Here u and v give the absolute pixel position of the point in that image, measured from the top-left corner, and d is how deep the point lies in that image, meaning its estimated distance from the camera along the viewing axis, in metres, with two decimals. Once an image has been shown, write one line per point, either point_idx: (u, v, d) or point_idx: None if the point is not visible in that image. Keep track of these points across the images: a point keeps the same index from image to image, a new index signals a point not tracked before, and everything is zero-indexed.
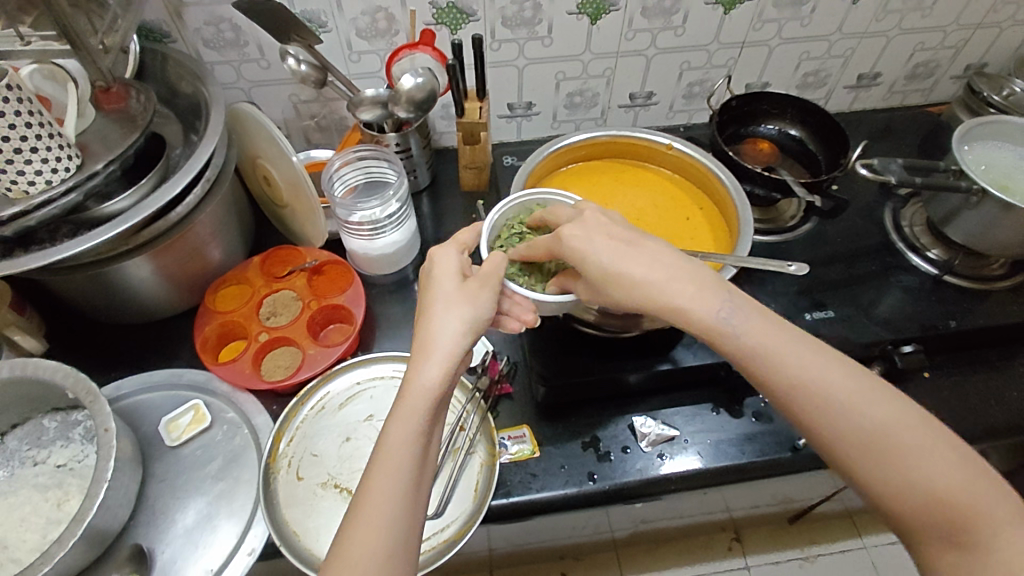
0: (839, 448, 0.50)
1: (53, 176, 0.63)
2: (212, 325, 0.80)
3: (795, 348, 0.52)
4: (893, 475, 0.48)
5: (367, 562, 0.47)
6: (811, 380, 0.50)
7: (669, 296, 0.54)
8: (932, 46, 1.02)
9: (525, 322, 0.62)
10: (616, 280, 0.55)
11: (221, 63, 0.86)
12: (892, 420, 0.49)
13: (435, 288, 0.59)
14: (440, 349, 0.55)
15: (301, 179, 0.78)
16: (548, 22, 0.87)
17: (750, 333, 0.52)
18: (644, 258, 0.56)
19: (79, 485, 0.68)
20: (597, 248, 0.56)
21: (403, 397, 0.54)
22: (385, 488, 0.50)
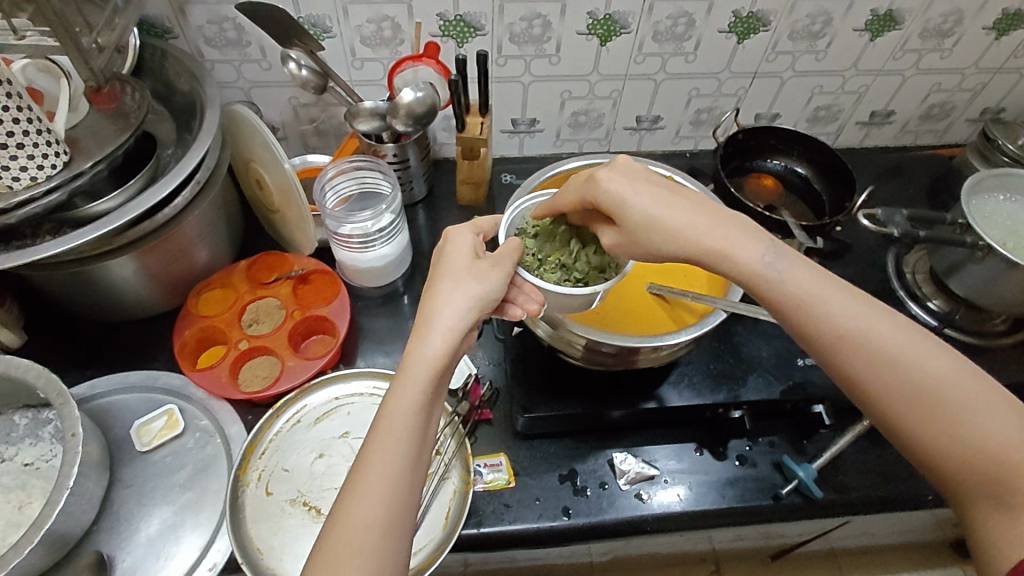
0: (884, 401, 0.49)
1: (38, 172, 0.61)
2: (191, 331, 0.79)
3: (842, 299, 0.51)
4: (940, 429, 0.47)
5: (366, 533, 0.47)
6: (859, 330, 0.50)
7: (709, 243, 0.54)
8: (949, 87, 0.99)
9: (529, 311, 0.60)
10: (652, 225, 0.55)
11: (221, 62, 0.85)
12: (945, 375, 0.48)
13: (448, 263, 0.59)
14: (442, 322, 0.55)
15: (292, 187, 0.77)
16: (557, 40, 0.85)
17: (795, 280, 0.52)
18: (683, 205, 0.56)
19: (43, 488, 0.68)
20: (636, 198, 0.56)
21: (404, 368, 0.53)
22: (388, 455, 0.49)
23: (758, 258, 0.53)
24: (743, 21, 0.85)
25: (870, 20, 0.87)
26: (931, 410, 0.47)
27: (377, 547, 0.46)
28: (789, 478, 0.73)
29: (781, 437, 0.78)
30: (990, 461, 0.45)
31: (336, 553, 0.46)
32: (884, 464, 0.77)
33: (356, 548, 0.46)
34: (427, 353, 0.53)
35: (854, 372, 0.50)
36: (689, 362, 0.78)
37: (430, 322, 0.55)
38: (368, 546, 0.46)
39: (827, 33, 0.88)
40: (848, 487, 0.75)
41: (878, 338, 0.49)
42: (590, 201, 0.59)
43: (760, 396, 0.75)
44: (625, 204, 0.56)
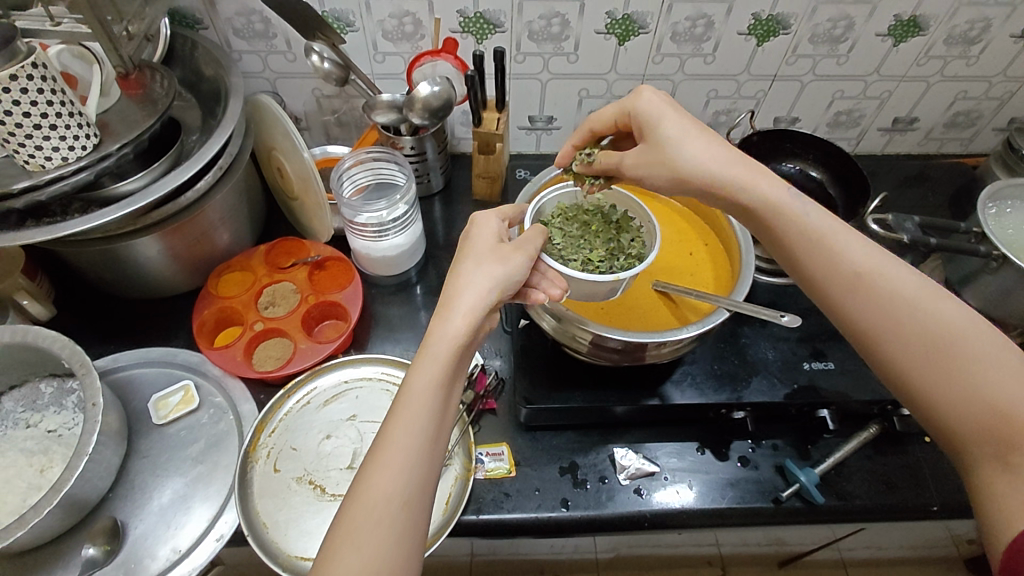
0: (892, 347, 0.51)
1: (69, 153, 0.65)
2: (210, 311, 0.82)
3: (859, 245, 0.55)
4: (940, 376, 0.49)
5: (381, 504, 0.47)
6: (871, 274, 0.53)
7: (729, 179, 0.60)
8: (975, 95, 0.98)
9: (551, 296, 0.61)
10: (680, 149, 0.61)
11: (249, 53, 0.88)
12: (956, 326, 0.49)
13: (471, 247, 0.61)
14: (464, 302, 0.55)
15: (311, 175, 0.79)
16: (575, 39, 0.86)
17: (814, 220, 0.57)
18: (712, 142, 0.61)
19: (63, 453, 0.71)
20: (674, 117, 0.62)
21: (427, 346, 0.54)
22: (408, 430, 0.50)
23: (781, 195, 0.58)
24: (762, 24, 0.85)
25: (893, 26, 0.86)
26: (938, 357, 0.49)
27: (398, 517, 0.47)
28: (791, 482, 0.73)
29: (785, 440, 0.78)
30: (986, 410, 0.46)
31: (358, 519, 0.47)
32: (890, 473, 0.76)
33: (378, 520, 0.46)
34: (448, 331, 0.54)
35: (864, 316, 0.53)
36: (694, 361, 0.78)
37: (452, 302, 0.56)
38: (389, 516, 0.47)
39: (849, 37, 0.88)
40: (852, 494, 0.74)
41: (889, 285, 0.52)
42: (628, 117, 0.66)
43: (763, 398, 0.75)
44: (660, 123, 0.63)
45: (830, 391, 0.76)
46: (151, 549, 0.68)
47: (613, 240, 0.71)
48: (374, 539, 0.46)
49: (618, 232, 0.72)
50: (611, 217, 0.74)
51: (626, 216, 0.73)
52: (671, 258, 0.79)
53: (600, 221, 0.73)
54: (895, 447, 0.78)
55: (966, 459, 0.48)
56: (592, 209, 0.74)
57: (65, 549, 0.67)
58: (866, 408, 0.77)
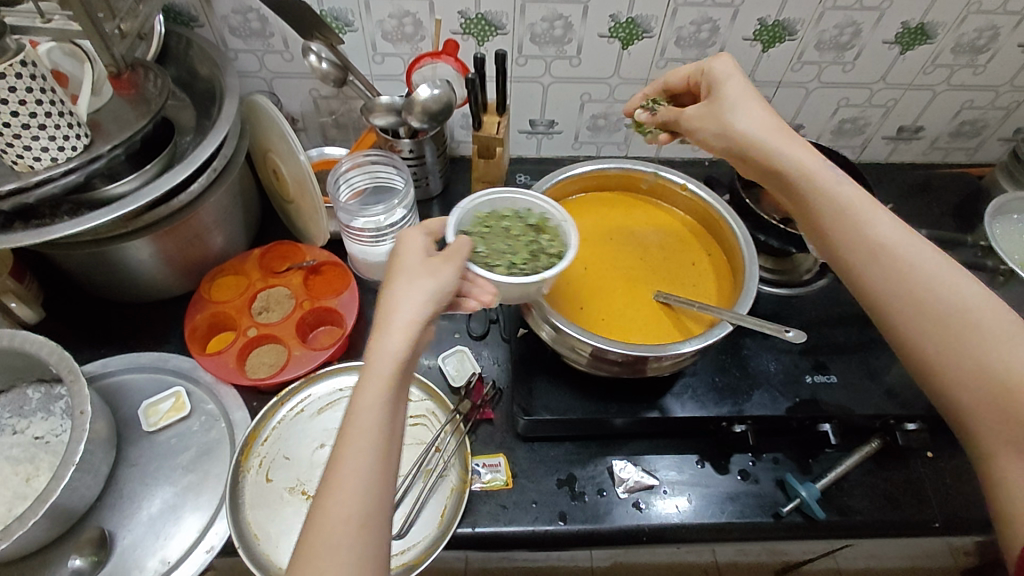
0: (909, 323, 0.52)
1: (58, 154, 0.63)
2: (202, 315, 0.81)
3: (884, 220, 0.56)
4: (958, 352, 0.50)
5: (337, 534, 0.45)
6: (896, 250, 0.54)
7: (773, 143, 0.62)
8: (982, 105, 0.97)
9: (483, 303, 0.59)
10: (734, 111, 0.64)
11: (245, 51, 0.86)
12: (976, 306, 0.50)
13: (399, 262, 0.57)
14: (401, 317, 0.52)
15: (307, 177, 0.77)
16: (578, 42, 0.85)
17: (844, 191, 0.57)
18: (761, 111, 0.64)
19: (50, 462, 0.70)
20: (736, 83, 0.65)
21: (367, 364, 0.51)
22: (358, 453, 0.47)
23: (817, 163, 0.60)
24: (768, 30, 0.84)
25: (900, 33, 0.85)
26: (956, 336, 0.50)
27: (355, 541, 0.45)
28: (791, 496, 0.72)
29: (786, 454, 0.76)
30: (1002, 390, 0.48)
31: (316, 544, 0.45)
32: (892, 488, 0.75)
33: (335, 546, 0.45)
34: (387, 350, 0.51)
35: (884, 291, 0.54)
36: (695, 373, 0.77)
37: (388, 318, 0.52)
38: (347, 541, 0.45)
39: (855, 45, 0.86)
40: (853, 509, 0.73)
41: (912, 262, 0.53)
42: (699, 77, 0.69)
43: (764, 412, 0.74)
44: (724, 85, 0.66)
45: (831, 404, 0.75)
46: (139, 561, 0.66)
47: (533, 242, 0.69)
48: (334, 564, 0.44)
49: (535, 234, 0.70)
50: (529, 222, 0.71)
51: (543, 220, 0.71)
52: (674, 267, 0.78)
53: (519, 226, 0.71)
54: (897, 462, 0.77)
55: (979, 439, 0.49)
56: (510, 215, 0.72)
57: (51, 560, 0.65)
58: (868, 422, 0.76)
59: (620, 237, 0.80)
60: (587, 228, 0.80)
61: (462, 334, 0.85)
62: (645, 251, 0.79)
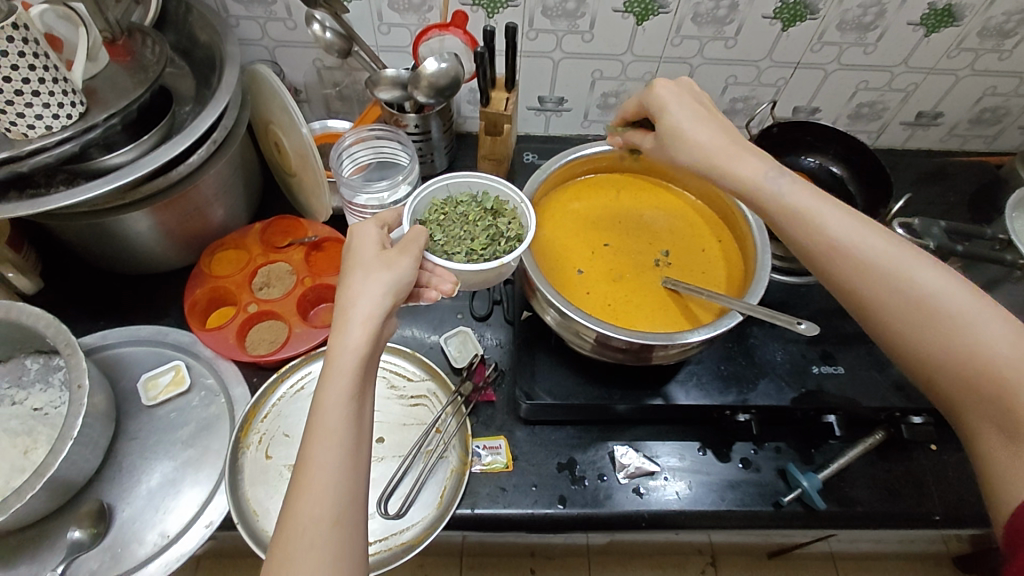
0: (879, 316, 0.53)
1: (53, 122, 0.61)
2: (203, 290, 0.80)
3: (837, 217, 0.55)
4: (934, 341, 0.50)
5: (310, 528, 0.45)
6: (854, 247, 0.54)
7: (720, 161, 0.59)
8: (1005, 92, 0.94)
9: (443, 293, 0.58)
10: (680, 138, 0.61)
11: (247, 18, 0.83)
12: (942, 291, 0.50)
13: (355, 256, 0.56)
14: (359, 311, 0.51)
15: (308, 151, 0.75)
16: (591, 17, 0.82)
17: (790, 198, 0.57)
18: (708, 124, 0.61)
19: (48, 434, 0.69)
20: (677, 105, 0.62)
21: (329, 362, 0.50)
22: (326, 449, 0.47)
23: (762, 175, 0.58)
24: (789, 8, 0.81)
25: (926, 15, 0.82)
26: (925, 323, 0.50)
27: (330, 536, 0.45)
28: (792, 486, 0.72)
29: (789, 443, 0.76)
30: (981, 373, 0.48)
31: (291, 543, 0.44)
32: (893, 480, 0.74)
33: (309, 544, 0.44)
34: (349, 344, 0.50)
35: (850, 288, 0.54)
36: (700, 361, 0.76)
37: (347, 314, 0.52)
38: (321, 537, 0.45)
39: (879, 25, 0.83)
40: (854, 501, 0.72)
41: (870, 256, 0.53)
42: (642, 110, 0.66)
43: (769, 402, 0.73)
44: (666, 112, 0.63)
45: (836, 396, 0.75)
46: (138, 534, 0.66)
47: (492, 225, 0.67)
48: (312, 559, 0.44)
49: (491, 218, 0.68)
50: (485, 204, 0.70)
51: (499, 201, 0.70)
52: (682, 253, 0.76)
53: (476, 209, 0.69)
54: (901, 453, 0.76)
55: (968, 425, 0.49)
56: (466, 199, 0.70)
57: (50, 531, 0.66)
58: (873, 414, 0.75)
59: (628, 220, 0.79)
60: (595, 210, 0.79)
61: (465, 314, 0.84)
62: (653, 236, 0.77)
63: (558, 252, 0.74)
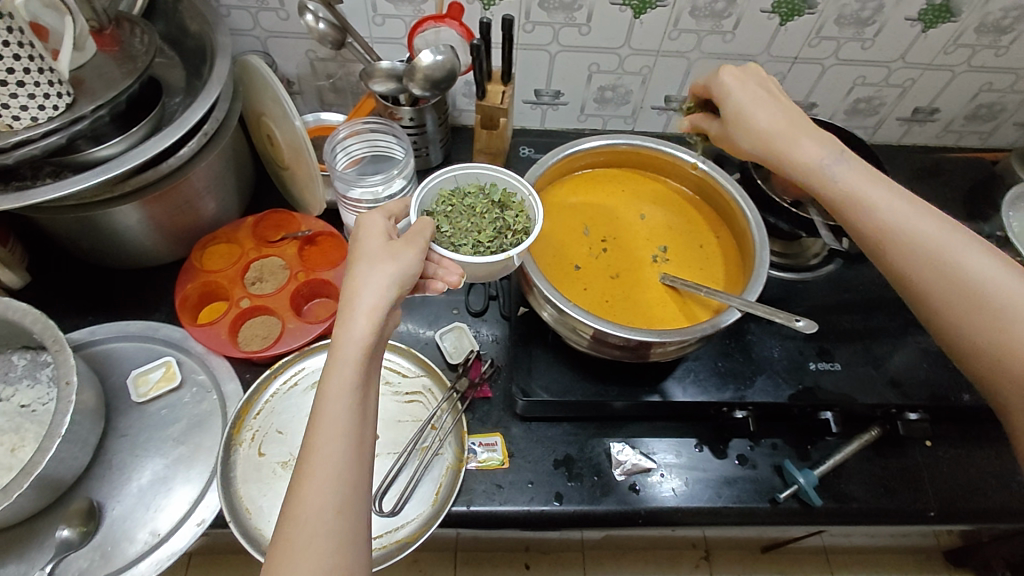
0: (929, 301, 0.54)
1: (39, 113, 0.60)
2: (194, 284, 0.79)
3: (892, 201, 0.56)
4: (983, 328, 0.51)
5: (313, 519, 0.44)
6: (907, 231, 0.54)
7: (781, 143, 0.61)
8: (1001, 88, 0.94)
9: (451, 284, 0.57)
10: (742, 121, 0.63)
11: (238, 8, 0.81)
12: (994, 280, 0.51)
13: (359, 246, 0.55)
14: (364, 302, 0.50)
15: (302, 144, 0.74)
16: (588, 9, 0.81)
17: (845, 180, 0.58)
18: (772, 107, 0.62)
19: (36, 432, 0.68)
20: (740, 90, 0.63)
21: (333, 352, 0.49)
22: (330, 441, 0.46)
23: (819, 157, 0.59)
24: (787, 2, 0.80)
25: (924, 10, 0.82)
26: (974, 311, 0.51)
27: (332, 527, 0.44)
28: (789, 483, 0.72)
29: (786, 440, 0.76)
30: None
31: (292, 534, 0.44)
32: (888, 476, 0.74)
33: (310, 535, 0.44)
34: (352, 334, 0.49)
35: (902, 272, 0.55)
36: (697, 357, 0.76)
37: (351, 304, 0.51)
38: (323, 528, 0.44)
39: (877, 20, 0.83)
40: (850, 497, 0.72)
41: (924, 243, 0.54)
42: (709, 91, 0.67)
43: (766, 398, 0.73)
44: (730, 98, 0.64)
45: (832, 392, 0.75)
46: (129, 532, 0.65)
47: (499, 218, 0.67)
48: (314, 551, 0.43)
49: (500, 210, 0.68)
50: (493, 196, 0.69)
51: (506, 193, 0.69)
52: (680, 249, 0.76)
53: (483, 201, 0.69)
54: (896, 450, 0.76)
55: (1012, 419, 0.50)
56: (473, 190, 0.70)
57: (38, 530, 0.65)
58: (870, 410, 0.75)
59: (626, 216, 0.78)
60: (592, 206, 0.78)
61: (460, 310, 0.83)
62: (651, 233, 0.77)
63: (557, 248, 0.73)
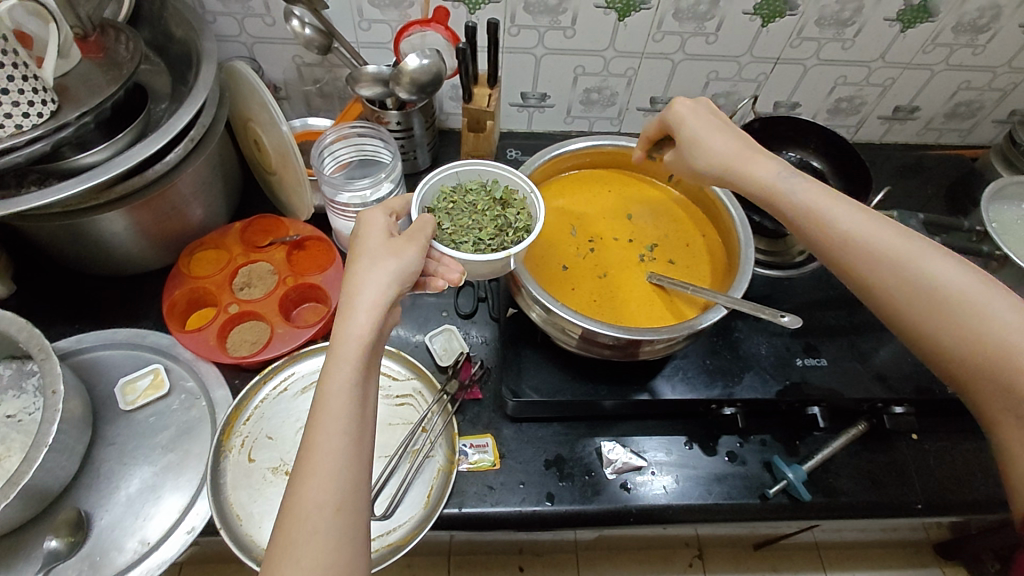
0: (891, 305, 0.54)
1: (23, 120, 0.59)
2: (181, 291, 0.78)
3: (844, 211, 0.57)
4: (946, 327, 0.51)
5: (314, 515, 0.44)
6: (860, 237, 0.55)
7: (735, 164, 0.63)
8: (979, 86, 0.95)
9: (451, 282, 0.58)
10: (700, 148, 0.65)
11: (224, 15, 0.81)
12: (948, 279, 0.51)
13: (360, 244, 0.55)
14: (364, 299, 0.51)
15: (289, 149, 0.74)
16: (573, 12, 0.82)
17: (804, 197, 0.59)
18: (725, 133, 0.65)
19: (22, 441, 0.68)
20: (693, 121, 0.66)
21: (333, 350, 0.49)
22: (332, 437, 0.46)
23: (774, 174, 0.61)
24: (769, 4, 0.81)
25: (902, 10, 0.83)
26: (933, 310, 0.51)
27: (332, 525, 0.44)
28: (778, 478, 0.72)
29: (775, 436, 0.76)
30: (994, 357, 0.48)
31: (294, 531, 0.44)
32: (876, 469, 0.75)
33: (312, 530, 0.44)
34: (353, 331, 0.50)
35: (862, 278, 0.55)
36: (685, 355, 0.77)
37: (352, 301, 0.51)
38: (323, 526, 0.44)
39: (856, 21, 0.84)
40: (838, 491, 0.73)
41: (877, 247, 0.54)
42: (664, 126, 0.69)
43: (755, 395, 0.74)
44: (685, 128, 0.66)
45: (820, 387, 0.75)
46: (118, 542, 0.65)
47: (500, 215, 0.67)
48: (314, 549, 0.43)
49: (502, 207, 0.68)
50: (494, 193, 0.69)
51: (508, 190, 0.70)
52: (667, 249, 0.76)
53: (484, 198, 0.69)
54: (883, 443, 0.77)
55: (989, 417, 0.50)
56: (475, 187, 0.70)
57: (24, 541, 0.64)
58: (856, 405, 0.76)
59: (613, 217, 0.79)
60: (579, 207, 0.79)
61: (450, 312, 0.83)
62: (638, 234, 0.77)
63: (545, 249, 0.74)
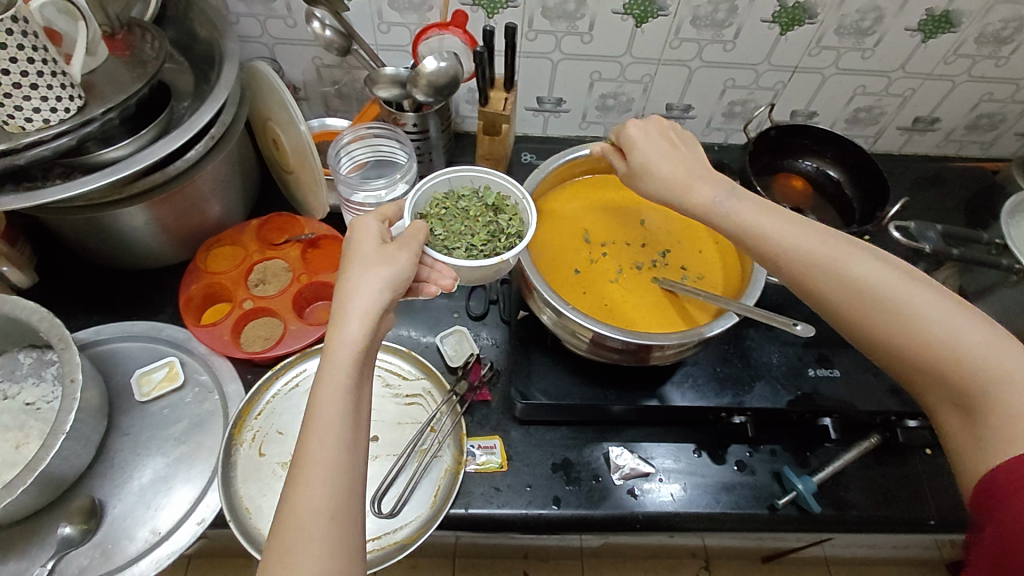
0: (835, 314, 0.54)
1: (50, 115, 0.61)
2: (197, 286, 0.80)
3: (779, 224, 0.57)
4: (889, 331, 0.50)
5: (309, 521, 0.45)
6: (795, 250, 0.55)
7: (675, 178, 0.62)
8: (1001, 98, 0.94)
9: (443, 288, 0.59)
10: (641, 164, 0.64)
11: (247, 16, 0.83)
12: (882, 283, 0.51)
13: (355, 250, 0.55)
14: (356, 306, 0.51)
15: (307, 149, 0.75)
16: (591, 18, 0.82)
17: (740, 215, 0.58)
18: (661, 147, 0.64)
19: (40, 429, 0.69)
20: (634, 136, 0.65)
21: (325, 358, 0.50)
22: (324, 444, 0.47)
23: (711, 189, 0.60)
24: (787, 12, 0.81)
25: (924, 20, 0.82)
26: (874, 316, 0.51)
27: (327, 531, 0.45)
28: (787, 489, 0.72)
29: (785, 447, 0.75)
30: (936, 357, 0.48)
31: (290, 539, 0.44)
32: (888, 484, 0.74)
33: (308, 537, 0.44)
34: (346, 337, 0.50)
35: (805, 289, 0.55)
36: (696, 362, 0.76)
37: (344, 307, 0.51)
38: (318, 532, 0.44)
39: (877, 30, 0.84)
40: (849, 504, 0.72)
41: (813, 257, 0.54)
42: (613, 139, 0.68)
43: (765, 404, 0.73)
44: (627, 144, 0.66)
45: (832, 398, 0.75)
46: (130, 531, 0.66)
47: (492, 222, 0.68)
48: (309, 555, 0.44)
49: (494, 214, 0.68)
50: (487, 199, 0.70)
51: (501, 196, 0.70)
52: (681, 255, 0.76)
53: (476, 204, 0.69)
54: (895, 457, 0.76)
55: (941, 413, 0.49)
56: (468, 193, 0.70)
57: (39, 526, 0.65)
58: (869, 417, 0.75)
59: (626, 221, 0.79)
60: (592, 211, 0.79)
61: (461, 314, 0.83)
62: (651, 239, 0.77)
63: (557, 252, 0.74)
